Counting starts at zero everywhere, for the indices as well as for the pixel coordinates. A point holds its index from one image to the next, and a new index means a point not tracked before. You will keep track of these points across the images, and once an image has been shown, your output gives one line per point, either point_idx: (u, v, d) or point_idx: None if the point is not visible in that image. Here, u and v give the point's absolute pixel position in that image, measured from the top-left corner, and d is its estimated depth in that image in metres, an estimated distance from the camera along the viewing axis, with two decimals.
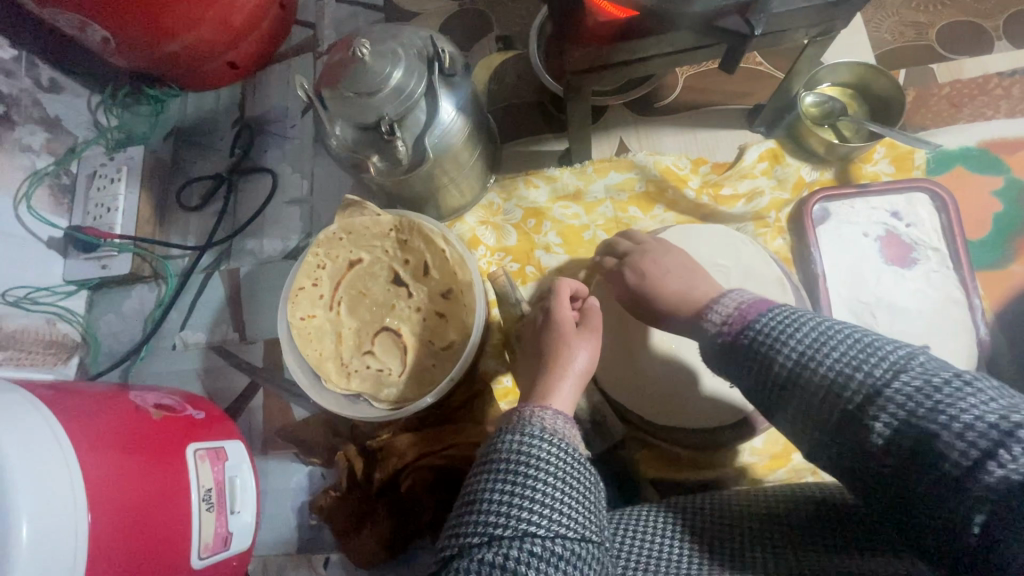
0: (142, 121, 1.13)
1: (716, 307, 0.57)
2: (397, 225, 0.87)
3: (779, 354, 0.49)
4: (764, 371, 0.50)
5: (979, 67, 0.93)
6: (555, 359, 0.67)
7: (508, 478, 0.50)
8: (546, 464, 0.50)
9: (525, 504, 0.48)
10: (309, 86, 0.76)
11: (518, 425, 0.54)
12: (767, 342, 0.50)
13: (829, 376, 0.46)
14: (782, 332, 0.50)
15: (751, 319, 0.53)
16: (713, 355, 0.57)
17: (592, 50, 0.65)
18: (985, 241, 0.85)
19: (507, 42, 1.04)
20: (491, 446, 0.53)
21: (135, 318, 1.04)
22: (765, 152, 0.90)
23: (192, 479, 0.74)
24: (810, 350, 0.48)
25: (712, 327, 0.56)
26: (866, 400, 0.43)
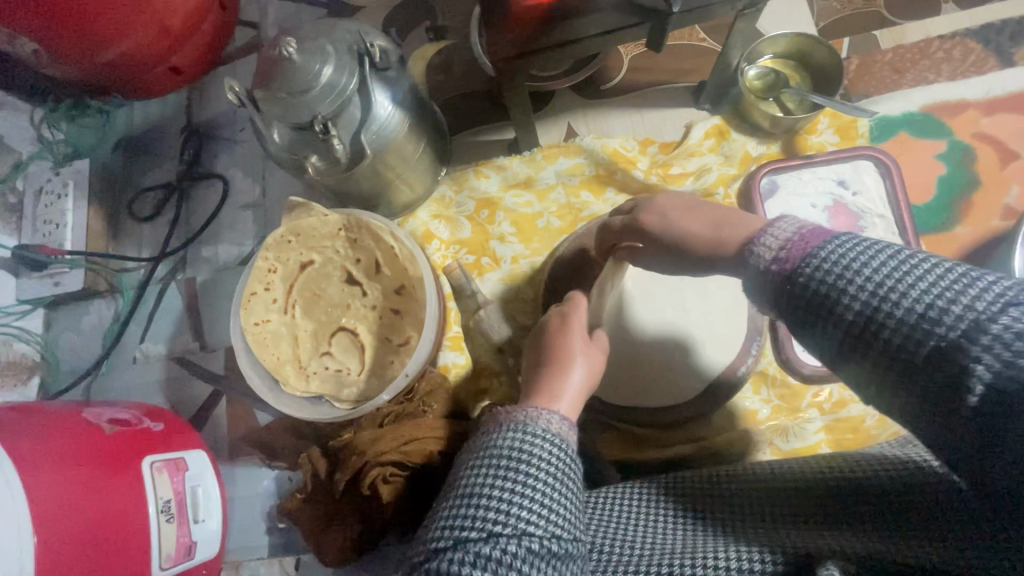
0: (89, 134, 1.09)
1: (768, 235, 0.44)
2: (346, 224, 0.86)
3: (846, 288, 0.37)
4: (825, 314, 0.38)
5: (921, 31, 0.93)
6: (552, 369, 0.59)
7: (507, 479, 0.45)
8: (547, 469, 0.46)
9: (523, 502, 0.44)
10: (241, 87, 0.74)
11: (521, 423, 0.49)
12: (831, 277, 0.38)
13: (892, 310, 0.35)
14: (850, 265, 0.38)
15: (804, 255, 0.40)
16: (759, 290, 0.44)
17: (519, 36, 0.64)
18: (930, 205, 0.85)
19: (439, 32, 1.00)
20: (491, 440, 0.48)
21: (94, 334, 1.02)
22: (710, 129, 0.90)
23: (149, 491, 0.74)
24: (877, 281, 0.37)
25: (761, 263, 0.43)
26: (962, 338, 0.32)
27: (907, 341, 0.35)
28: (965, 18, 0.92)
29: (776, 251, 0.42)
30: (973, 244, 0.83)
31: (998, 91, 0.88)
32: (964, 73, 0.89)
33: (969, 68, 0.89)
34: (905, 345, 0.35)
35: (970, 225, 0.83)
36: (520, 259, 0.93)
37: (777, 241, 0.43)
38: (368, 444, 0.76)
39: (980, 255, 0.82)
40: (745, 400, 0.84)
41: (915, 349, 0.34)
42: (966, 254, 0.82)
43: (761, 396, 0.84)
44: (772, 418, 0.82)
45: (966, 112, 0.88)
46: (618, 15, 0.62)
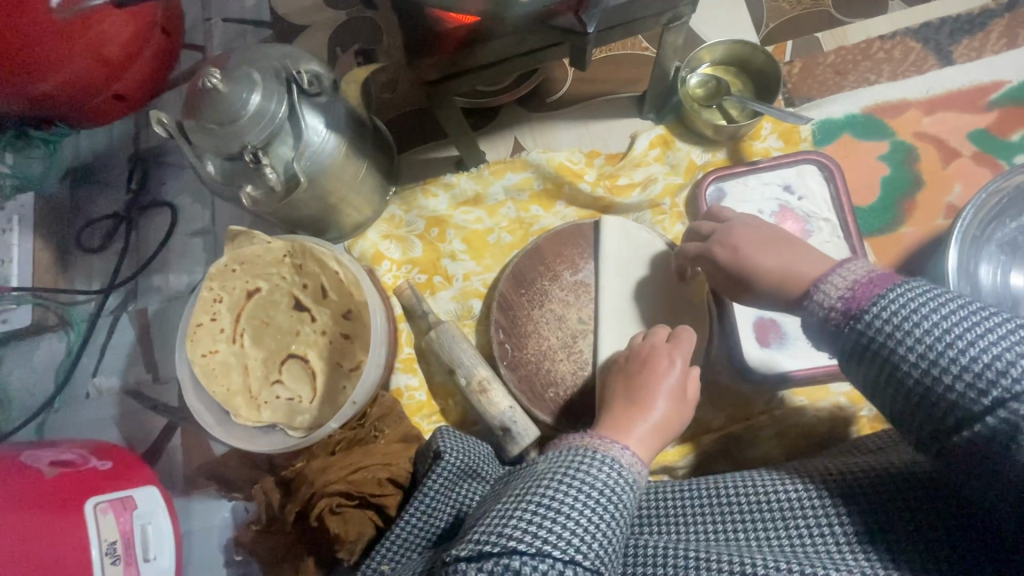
0: (37, 165, 1.06)
1: (827, 282, 0.53)
2: (290, 250, 0.85)
3: (903, 347, 0.47)
4: (874, 363, 0.49)
5: (862, 32, 0.93)
6: (638, 400, 0.66)
7: (589, 507, 0.51)
8: (621, 509, 0.53)
9: (579, 521, 0.50)
10: (169, 120, 0.73)
11: (611, 460, 0.55)
12: (889, 328, 0.47)
13: (931, 372, 0.45)
14: (911, 313, 0.47)
15: (865, 302, 0.49)
16: (817, 331, 0.54)
17: (441, 60, 0.63)
18: (874, 207, 0.85)
19: (368, 56, 1.04)
20: (582, 465, 0.54)
21: (46, 370, 1.00)
22: (654, 138, 0.90)
23: (91, 534, 0.72)
24: (929, 335, 0.45)
25: (819, 306, 0.53)
26: (999, 402, 0.42)
27: (930, 402, 0.46)
28: (903, 18, 0.92)
29: (837, 294, 0.52)
30: (918, 244, 0.83)
31: (939, 90, 0.88)
32: (905, 73, 0.89)
33: (910, 68, 0.90)
34: (931, 401, 0.45)
35: (915, 225, 0.84)
36: (472, 277, 0.92)
37: (837, 287, 0.52)
38: (316, 474, 0.75)
39: (926, 254, 0.82)
40: (699, 410, 0.83)
41: (934, 407, 0.45)
42: (912, 254, 0.83)
43: (715, 405, 0.83)
44: (725, 427, 0.82)
45: (906, 112, 0.88)
46: (536, 35, 0.62)
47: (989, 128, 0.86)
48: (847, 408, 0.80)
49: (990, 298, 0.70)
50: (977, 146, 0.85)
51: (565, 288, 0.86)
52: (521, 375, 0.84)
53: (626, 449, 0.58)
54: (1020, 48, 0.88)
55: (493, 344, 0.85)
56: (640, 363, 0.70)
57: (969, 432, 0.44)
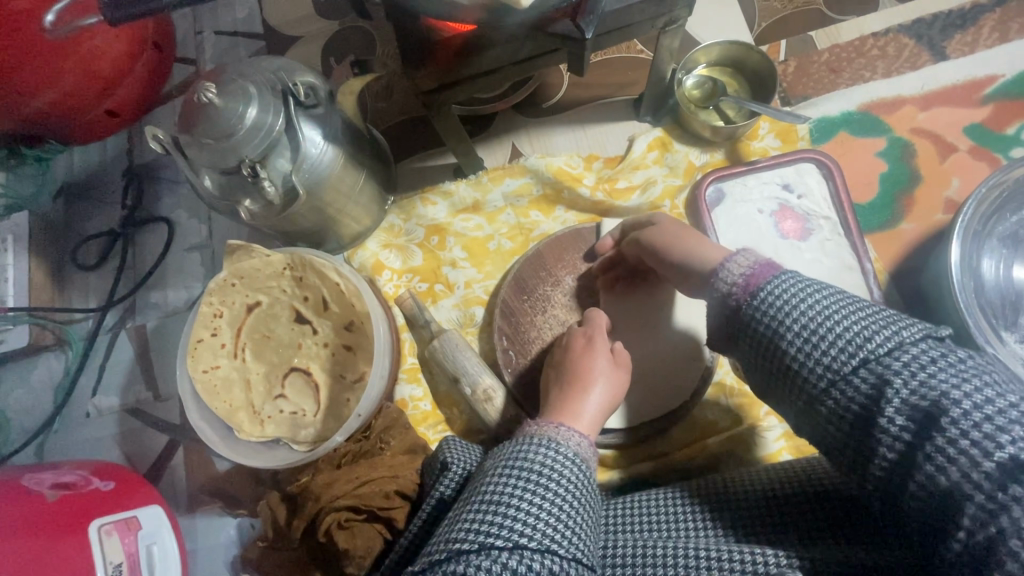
0: (28, 183, 1.06)
1: (727, 267, 0.59)
2: (290, 262, 0.84)
3: (783, 336, 0.52)
4: (769, 353, 0.53)
5: (855, 29, 0.93)
6: (574, 376, 0.72)
7: (533, 488, 0.55)
8: (569, 482, 0.56)
9: (530, 509, 0.53)
10: (164, 135, 0.73)
11: (549, 440, 0.59)
12: (773, 312, 0.53)
13: (811, 359, 0.50)
14: (790, 303, 0.52)
15: (759, 286, 0.55)
16: (720, 324, 0.59)
17: (438, 69, 0.63)
18: (874, 203, 0.86)
19: (364, 66, 1.04)
20: (520, 451, 0.59)
21: (45, 390, 0.99)
22: (652, 141, 0.90)
23: (96, 556, 0.71)
24: (801, 319, 0.51)
25: (723, 285, 0.58)
26: (867, 360, 0.47)
27: (803, 379, 0.51)
28: (896, 14, 0.93)
29: (736, 276, 0.58)
30: (917, 240, 0.83)
31: (933, 85, 0.88)
32: (899, 69, 0.90)
33: (904, 64, 0.90)
34: (805, 378, 0.51)
35: (914, 221, 0.84)
36: (473, 284, 0.92)
37: (735, 270, 0.58)
38: (322, 489, 0.74)
39: (925, 250, 0.83)
40: (705, 411, 0.83)
41: (803, 381, 0.51)
42: (912, 250, 0.83)
43: (720, 407, 0.83)
44: (731, 428, 0.82)
45: (902, 108, 0.88)
46: (533, 43, 0.62)
47: (984, 122, 0.86)
48: None
49: (994, 294, 0.70)
50: (972, 141, 0.86)
51: (568, 293, 0.86)
52: (525, 380, 0.84)
53: (570, 431, 0.62)
54: (1012, 42, 0.88)
55: (497, 351, 0.85)
56: (574, 343, 0.76)
57: (831, 403, 0.48)
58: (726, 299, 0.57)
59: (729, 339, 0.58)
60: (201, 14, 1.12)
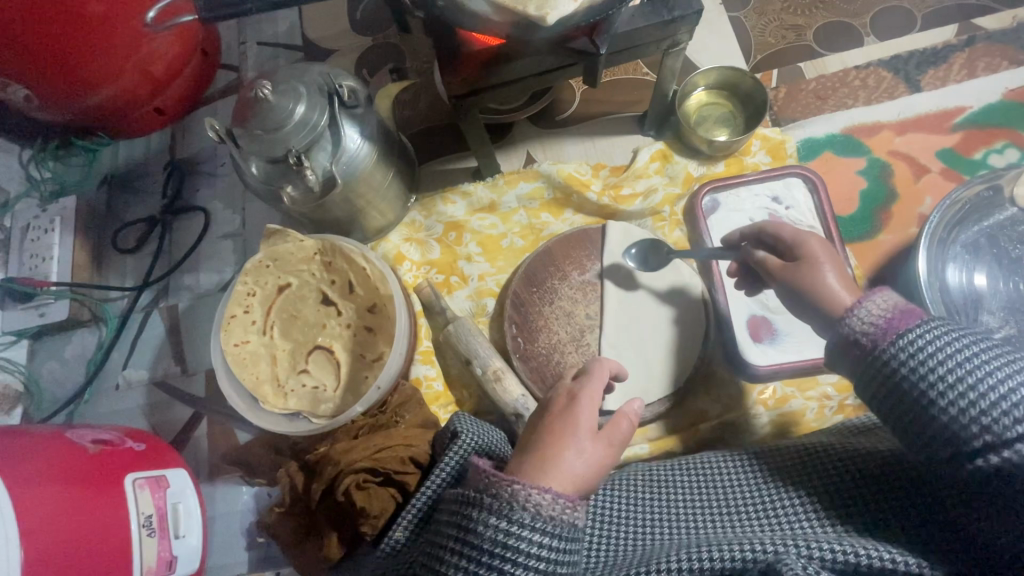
0: (76, 171, 1.16)
1: (861, 307, 0.56)
2: (321, 248, 0.92)
3: (928, 382, 0.50)
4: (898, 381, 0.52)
5: (839, 62, 1.03)
6: (547, 451, 0.60)
7: (493, 560, 0.52)
8: (532, 551, 0.52)
9: (512, 568, 0.52)
10: (220, 126, 0.81)
11: (503, 506, 0.53)
12: (922, 361, 0.50)
13: (956, 408, 0.48)
14: (943, 353, 0.50)
15: (905, 329, 0.53)
16: (849, 355, 0.56)
17: (468, 77, 0.72)
18: (855, 216, 0.94)
19: (402, 74, 1.13)
20: (472, 523, 0.53)
21: (77, 362, 1.05)
22: (655, 153, 0.99)
23: (131, 506, 0.77)
24: (943, 370, 0.49)
25: (854, 326, 0.56)
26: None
27: (957, 433, 0.48)
28: (877, 51, 1.03)
29: (868, 322, 0.55)
30: (893, 250, 0.91)
31: (908, 113, 0.98)
32: (878, 99, 1.00)
33: (883, 94, 1.00)
34: (957, 429, 0.48)
35: (891, 232, 0.92)
36: (486, 277, 0.99)
37: (869, 315, 0.55)
38: (340, 454, 0.80)
39: (901, 258, 0.91)
40: (697, 401, 0.90)
41: (957, 434, 0.48)
42: (887, 258, 0.91)
43: (712, 396, 0.90)
44: (722, 416, 0.88)
45: (881, 133, 0.98)
46: (554, 56, 0.71)
47: (955, 147, 0.95)
48: (832, 398, 0.87)
49: (960, 295, 0.77)
50: (944, 164, 0.95)
51: (573, 287, 0.93)
52: (532, 366, 0.91)
53: (533, 488, 0.54)
54: (979, 78, 0.99)
55: (506, 338, 0.92)
56: (560, 409, 0.65)
57: (984, 462, 0.47)
58: (858, 343, 0.55)
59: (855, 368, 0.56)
60: (245, 26, 1.23)
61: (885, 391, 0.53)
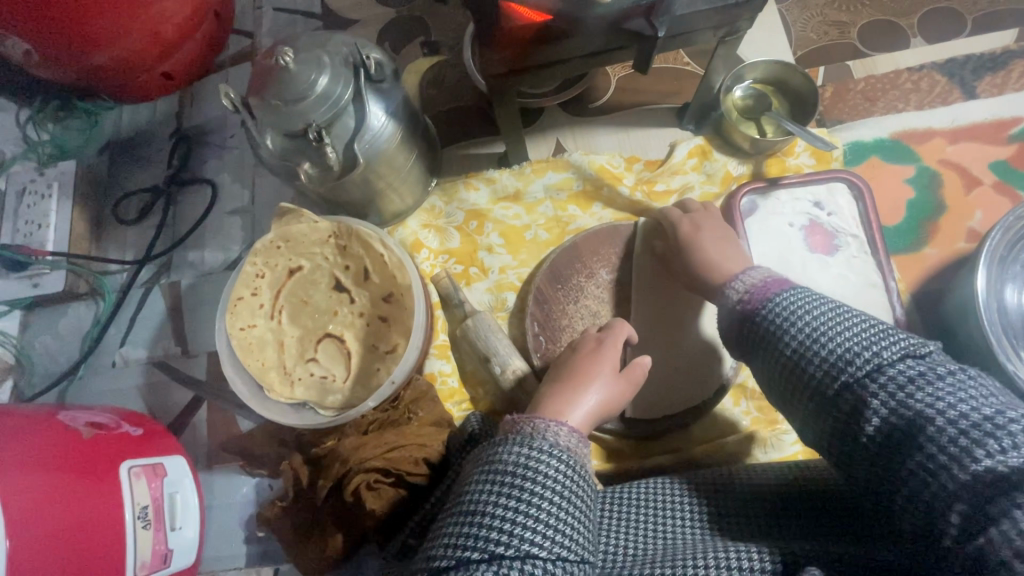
0: (76, 135, 1.09)
1: (740, 279, 0.64)
2: (336, 231, 0.87)
3: (785, 336, 0.55)
4: (770, 348, 0.56)
5: (891, 63, 0.98)
6: (570, 391, 0.68)
7: (511, 492, 0.54)
8: (551, 479, 0.55)
9: (530, 525, 0.53)
10: (235, 94, 0.75)
11: (526, 437, 0.59)
12: (776, 320, 0.56)
13: (803, 354, 0.53)
14: (794, 312, 0.55)
15: (763, 296, 0.59)
16: (729, 320, 0.63)
17: (510, 55, 0.66)
18: (900, 227, 0.90)
19: (431, 47, 1.07)
20: (496, 454, 0.58)
21: (71, 337, 1.01)
22: (694, 148, 0.94)
23: (126, 497, 0.72)
24: (797, 329, 0.54)
25: (732, 297, 0.63)
26: (849, 387, 0.49)
27: (816, 388, 0.51)
28: (931, 53, 0.98)
29: (739, 294, 0.62)
30: (940, 265, 0.87)
31: (962, 121, 0.93)
32: (931, 104, 0.94)
33: (935, 99, 0.95)
34: (813, 386, 0.51)
35: (938, 246, 0.88)
36: (507, 270, 0.94)
37: (740, 288, 0.63)
38: (350, 451, 0.76)
39: (946, 275, 0.87)
40: (725, 412, 0.86)
41: (817, 386, 0.51)
42: (932, 274, 0.87)
43: (740, 408, 0.86)
44: (751, 429, 0.84)
45: (932, 140, 0.92)
46: (605, 36, 0.65)
47: (1010, 160, 0.91)
48: None
49: (1016, 317, 0.74)
50: (997, 176, 0.90)
51: (601, 286, 0.88)
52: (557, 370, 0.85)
53: (554, 425, 0.61)
54: None
55: (527, 335, 0.87)
56: (584, 350, 0.74)
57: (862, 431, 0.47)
58: (736, 311, 0.61)
59: (740, 345, 0.62)
60: None
61: (759, 353, 0.58)
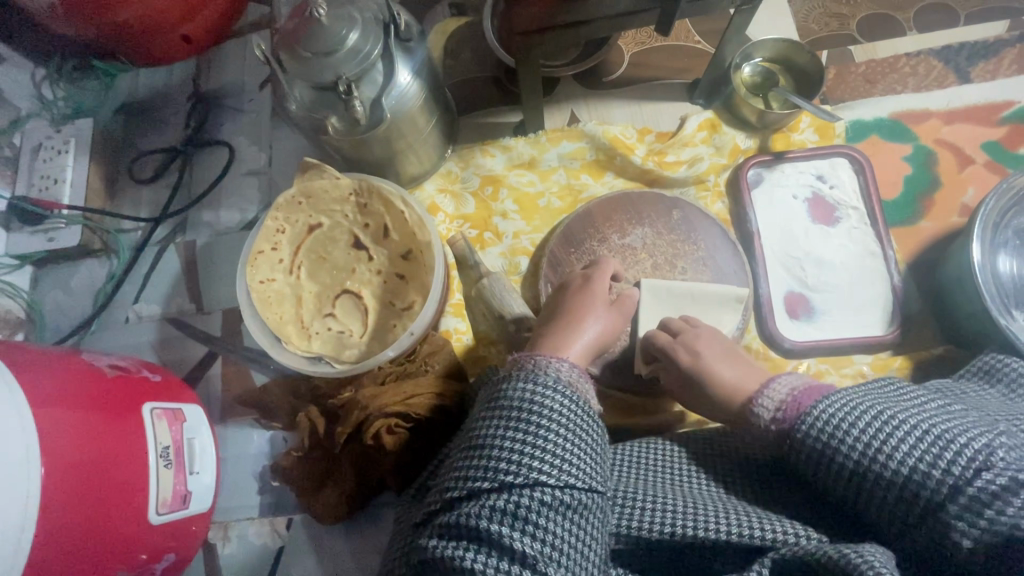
0: (92, 95, 1.10)
1: (765, 396, 0.63)
2: (357, 189, 0.88)
3: (835, 450, 0.53)
4: (825, 466, 0.54)
5: (890, 49, 1.03)
6: (568, 326, 0.71)
7: (518, 425, 0.55)
8: (556, 412, 0.56)
9: (537, 454, 0.53)
10: (267, 47, 0.77)
11: (529, 372, 0.59)
12: (822, 438, 0.54)
13: (868, 480, 0.51)
14: (839, 423, 0.53)
15: (791, 425, 0.58)
16: (765, 440, 0.63)
17: (539, 11, 0.70)
18: (898, 201, 0.94)
19: (461, 9, 1.08)
20: (501, 391, 0.59)
21: (84, 292, 1.01)
22: (703, 121, 0.97)
23: (149, 435, 0.74)
24: (851, 443, 0.52)
25: (765, 420, 0.62)
26: (927, 511, 0.48)
27: (886, 508, 0.50)
28: (928, 40, 1.03)
29: (772, 412, 0.61)
30: (935, 237, 0.92)
31: (956, 103, 0.98)
32: (928, 87, 0.99)
33: (932, 83, 0.99)
34: (884, 507, 0.50)
35: (933, 220, 0.92)
36: (521, 236, 0.97)
37: (771, 405, 0.62)
38: (369, 399, 0.77)
39: (939, 247, 0.91)
40: None
41: (890, 508, 0.50)
42: (928, 246, 0.91)
43: None
44: None
45: (929, 121, 0.97)
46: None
47: (1001, 141, 0.96)
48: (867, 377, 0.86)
49: (1007, 282, 0.78)
50: (989, 156, 0.95)
51: (613, 249, 0.91)
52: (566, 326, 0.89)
53: (555, 361, 0.62)
54: None
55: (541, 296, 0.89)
56: (579, 288, 0.76)
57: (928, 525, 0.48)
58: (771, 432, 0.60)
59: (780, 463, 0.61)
60: None
61: (806, 475, 0.56)
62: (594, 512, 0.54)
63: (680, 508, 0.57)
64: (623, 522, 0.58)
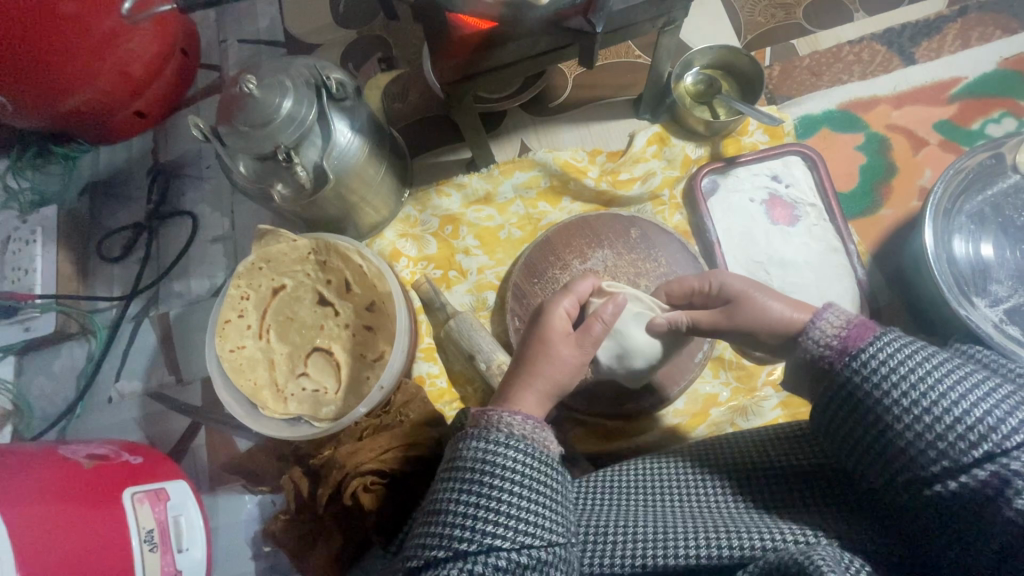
0: (56, 180, 1.12)
1: (817, 326, 0.55)
2: (315, 248, 0.90)
3: (887, 395, 0.48)
4: (869, 414, 0.49)
5: (833, 38, 1.02)
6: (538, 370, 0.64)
7: (473, 488, 0.53)
8: (510, 471, 0.53)
9: (492, 518, 0.52)
10: (205, 124, 0.78)
11: (483, 430, 0.56)
12: (877, 378, 0.49)
13: (917, 427, 0.46)
14: (898, 365, 0.48)
15: (856, 348, 0.51)
16: (808, 368, 0.55)
17: (459, 62, 0.70)
18: (855, 192, 0.94)
19: (391, 63, 1.11)
20: (457, 451, 0.56)
21: (67, 376, 1.02)
22: (652, 136, 0.97)
23: (131, 521, 0.75)
24: (910, 386, 0.47)
25: (815, 345, 0.54)
26: (989, 456, 0.43)
27: (916, 460, 0.46)
28: (872, 24, 1.02)
29: (828, 337, 0.53)
30: (897, 224, 0.91)
31: (904, 86, 0.97)
32: (874, 73, 0.99)
33: (878, 68, 0.99)
34: (915, 455, 0.46)
35: (893, 207, 0.92)
36: (485, 270, 0.97)
37: (827, 331, 0.54)
38: (346, 456, 0.77)
39: (902, 232, 0.91)
40: (706, 385, 0.90)
41: (917, 459, 0.46)
42: (890, 233, 0.91)
43: (719, 378, 0.90)
44: (731, 399, 0.88)
45: (878, 107, 0.97)
46: (549, 37, 0.69)
47: (952, 119, 0.95)
48: None
49: (965, 266, 0.78)
50: (942, 136, 0.94)
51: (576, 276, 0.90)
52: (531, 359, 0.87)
53: (508, 413, 0.58)
54: (973, 48, 0.98)
55: (510, 331, 0.89)
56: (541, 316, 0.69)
57: (943, 488, 0.45)
58: (814, 363, 0.54)
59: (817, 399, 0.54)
60: (224, 23, 1.19)
61: (839, 428, 0.52)
62: (557, 564, 0.52)
63: (652, 539, 0.56)
64: (594, 559, 0.57)
